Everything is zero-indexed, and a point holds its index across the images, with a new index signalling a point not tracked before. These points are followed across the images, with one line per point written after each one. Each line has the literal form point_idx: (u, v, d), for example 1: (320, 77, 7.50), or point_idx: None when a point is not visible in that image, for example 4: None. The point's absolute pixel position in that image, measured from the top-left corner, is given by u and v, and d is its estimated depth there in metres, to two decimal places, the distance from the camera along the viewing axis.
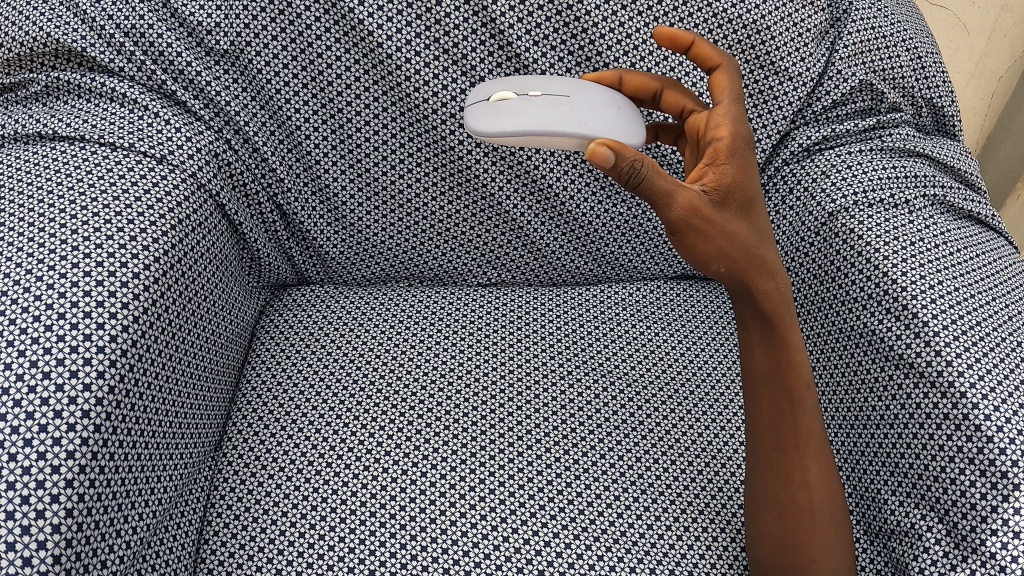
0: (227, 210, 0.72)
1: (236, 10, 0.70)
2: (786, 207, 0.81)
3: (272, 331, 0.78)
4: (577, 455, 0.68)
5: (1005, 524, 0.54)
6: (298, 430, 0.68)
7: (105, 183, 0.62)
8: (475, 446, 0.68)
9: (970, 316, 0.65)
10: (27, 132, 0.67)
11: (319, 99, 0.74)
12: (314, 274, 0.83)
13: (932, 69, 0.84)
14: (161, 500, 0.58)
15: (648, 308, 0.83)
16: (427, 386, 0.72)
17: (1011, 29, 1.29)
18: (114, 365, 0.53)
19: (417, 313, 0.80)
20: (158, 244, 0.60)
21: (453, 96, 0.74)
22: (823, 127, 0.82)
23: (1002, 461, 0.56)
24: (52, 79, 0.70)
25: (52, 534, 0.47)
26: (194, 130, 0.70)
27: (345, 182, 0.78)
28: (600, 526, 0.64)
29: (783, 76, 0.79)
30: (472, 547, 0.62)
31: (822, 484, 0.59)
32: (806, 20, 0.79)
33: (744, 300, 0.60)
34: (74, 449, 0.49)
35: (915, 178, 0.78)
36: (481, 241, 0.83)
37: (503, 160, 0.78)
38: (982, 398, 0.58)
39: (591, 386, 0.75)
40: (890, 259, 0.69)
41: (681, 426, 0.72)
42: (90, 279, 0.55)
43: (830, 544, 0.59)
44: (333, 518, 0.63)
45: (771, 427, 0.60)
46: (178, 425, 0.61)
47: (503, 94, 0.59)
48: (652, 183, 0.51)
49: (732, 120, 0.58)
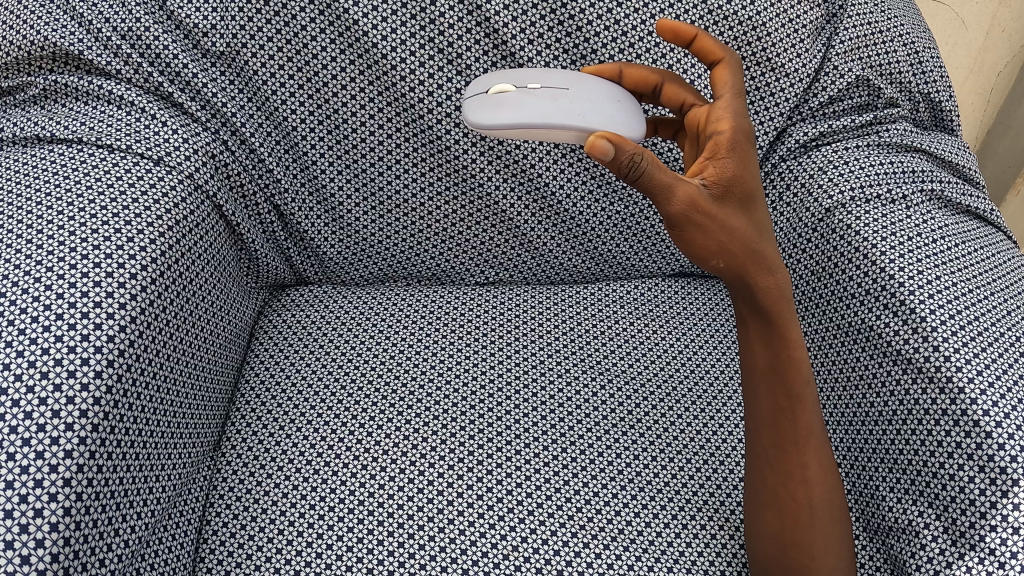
0: (225, 210, 0.72)
1: (231, 11, 0.70)
2: (783, 203, 0.81)
3: (271, 331, 0.78)
4: (573, 453, 0.69)
5: (1004, 520, 0.54)
6: (296, 430, 0.68)
7: (102, 185, 0.62)
8: (474, 444, 0.68)
9: (969, 311, 0.65)
10: (26, 135, 0.68)
11: (315, 99, 0.75)
12: (312, 274, 0.83)
13: (929, 64, 0.84)
14: (161, 498, 0.59)
15: (646, 306, 0.83)
16: (424, 385, 0.72)
17: (1011, 25, 1.29)
18: (110, 366, 0.53)
19: (415, 312, 0.80)
20: (155, 245, 0.61)
21: (448, 95, 0.75)
22: (821, 123, 0.82)
23: (1001, 457, 0.55)
24: (50, 82, 0.70)
25: (51, 533, 0.48)
26: (190, 132, 0.70)
27: (343, 181, 0.78)
28: (595, 525, 0.64)
29: (780, 73, 0.79)
30: (470, 545, 0.62)
31: (822, 481, 0.59)
32: (803, 16, 0.79)
33: (742, 295, 0.60)
34: (72, 448, 0.50)
35: (914, 173, 0.78)
36: (478, 240, 0.83)
37: (500, 159, 0.78)
38: (980, 394, 0.58)
39: (589, 383, 0.75)
40: (888, 254, 0.69)
41: (679, 424, 0.72)
42: (87, 280, 0.56)
43: (830, 542, 0.58)
44: (333, 518, 0.63)
45: (770, 424, 0.60)
46: (176, 424, 0.61)
47: (501, 87, 0.58)
48: (652, 177, 0.52)
49: (734, 114, 0.58)
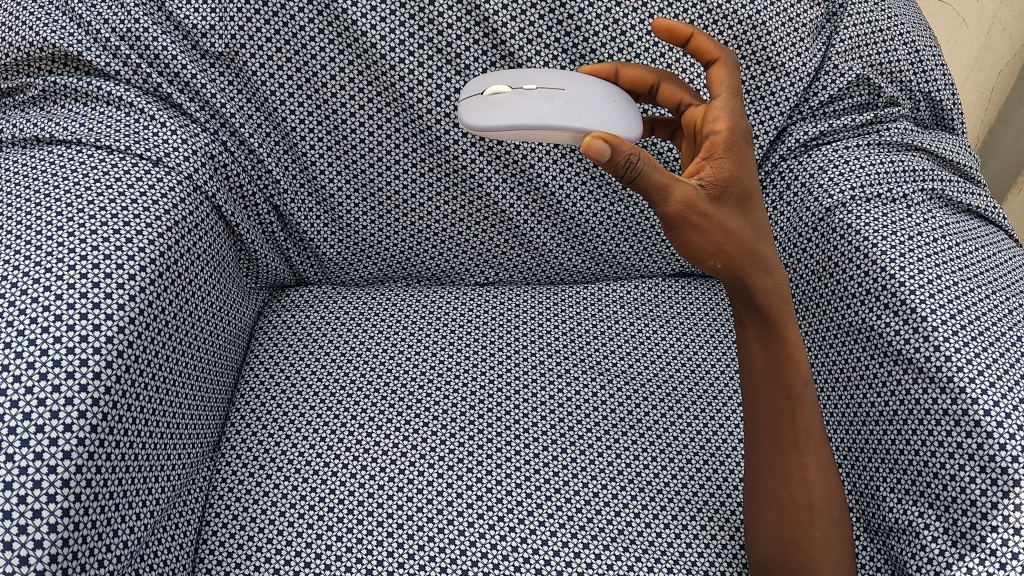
0: (224, 211, 0.72)
1: (230, 11, 0.71)
2: (783, 203, 0.80)
3: (270, 332, 0.78)
4: (573, 453, 0.69)
5: (1005, 521, 0.54)
6: (296, 430, 0.68)
7: (101, 186, 0.62)
8: (474, 444, 0.68)
9: (970, 310, 0.64)
10: (25, 136, 0.68)
11: (314, 99, 0.75)
12: (311, 274, 0.83)
13: (930, 62, 0.84)
14: (160, 499, 0.59)
15: (646, 306, 0.83)
16: (424, 386, 0.72)
17: (1011, 23, 1.28)
18: (109, 366, 0.53)
19: (414, 313, 0.80)
20: (154, 246, 0.61)
21: (448, 95, 0.75)
22: (821, 122, 0.82)
23: (1002, 457, 0.55)
24: (50, 83, 0.70)
25: (49, 534, 0.48)
26: (189, 132, 0.70)
27: (342, 182, 0.78)
28: (595, 526, 0.64)
29: (779, 72, 0.79)
30: (470, 545, 0.62)
31: (821, 483, 0.59)
32: (803, 15, 0.79)
33: (740, 295, 0.60)
34: (71, 449, 0.50)
35: (914, 172, 0.78)
36: (478, 240, 0.83)
37: (499, 159, 0.78)
38: (981, 394, 0.58)
39: (589, 383, 0.74)
40: (888, 254, 0.69)
41: (678, 424, 0.72)
42: (86, 281, 0.56)
43: (830, 544, 0.58)
44: (332, 518, 0.63)
45: (769, 425, 0.60)
46: (176, 425, 0.62)
47: (497, 87, 0.58)
48: (648, 177, 0.51)
49: (730, 114, 0.58)
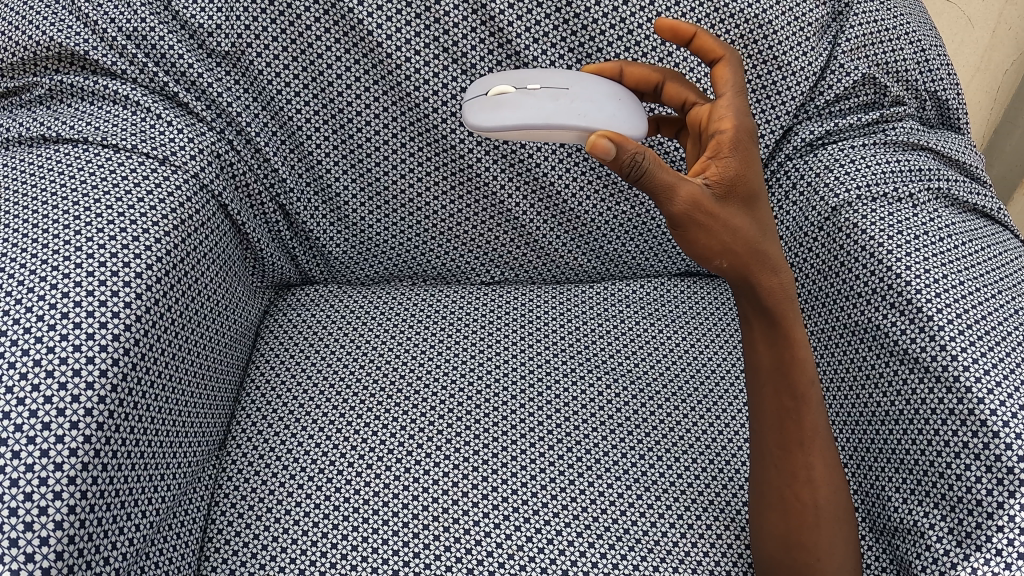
0: (230, 210, 0.72)
1: (237, 11, 0.71)
2: (789, 202, 0.81)
3: (276, 331, 0.78)
4: (579, 452, 0.69)
5: (1010, 521, 0.54)
6: (302, 428, 0.68)
7: (107, 185, 0.63)
8: (479, 443, 0.68)
9: (976, 310, 0.64)
10: (32, 135, 0.68)
11: (320, 99, 0.75)
12: (317, 273, 0.84)
13: (936, 62, 0.84)
14: (165, 496, 0.59)
15: (652, 306, 0.83)
16: (428, 385, 0.72)
17: (1016, 23, 1.27)
18: (116, 365, 0.53)
19: (419, 312, 0.80)
20: (161, 244, 0.61)
21: (454, 94, 0.75)
22: (826, 122, 0.81)
23: (1008, 457, 0.55)
24: (57, 83, 0.71)
25: (55, 531, 0.48)
26: (196, 132, 0.70)
27: (347, 181, 0.79)
28: (601, 525, 0.64)
29: (785, 71, 0.78)
30: (475, 544, 0.62)
31: (827, 483, 0.59)
32: (808, 15, 0.79)
33: (746, 294, 0.60)
34: (76, 446, 0.50)
35: (919, 171, 0.77)
36: (483, 239, 0.83)
37: (505, 158, 0.78)
38: (987, 394, 0.58)
39: (593, 382, 0.75)
40: (894, 253, 0.69)
41: (684, 423, 0.72)
42: (92, 279, 0.56)
43: (835, 544, 0.58)
44: (337, 516, 0.63)
45: (774, 424, 0.60)
46: (182, 422, 0.62)
47: (502, 88, 0.58)
48: (653, 175, 0.51)
49: (736, 113, 0.58)
